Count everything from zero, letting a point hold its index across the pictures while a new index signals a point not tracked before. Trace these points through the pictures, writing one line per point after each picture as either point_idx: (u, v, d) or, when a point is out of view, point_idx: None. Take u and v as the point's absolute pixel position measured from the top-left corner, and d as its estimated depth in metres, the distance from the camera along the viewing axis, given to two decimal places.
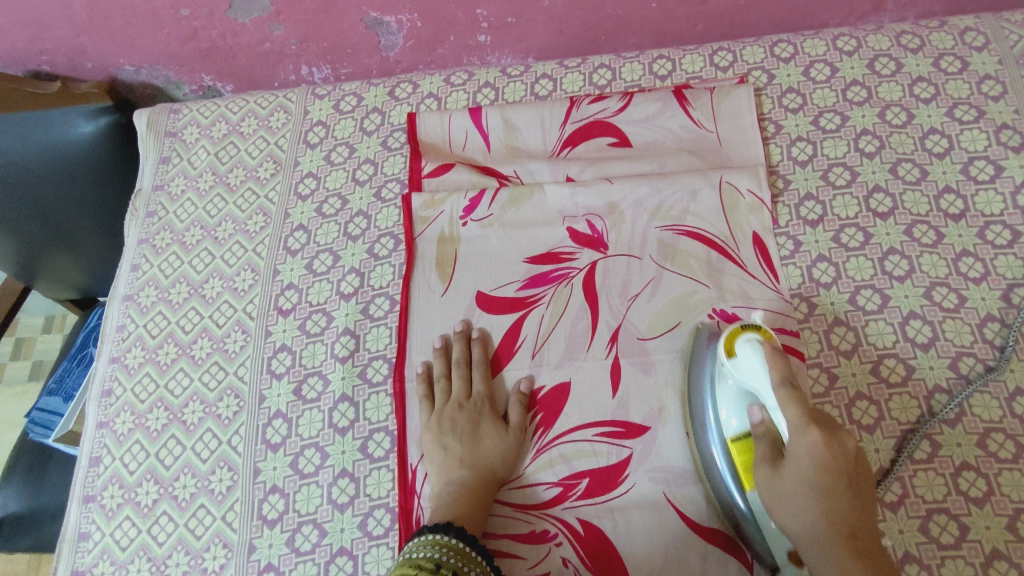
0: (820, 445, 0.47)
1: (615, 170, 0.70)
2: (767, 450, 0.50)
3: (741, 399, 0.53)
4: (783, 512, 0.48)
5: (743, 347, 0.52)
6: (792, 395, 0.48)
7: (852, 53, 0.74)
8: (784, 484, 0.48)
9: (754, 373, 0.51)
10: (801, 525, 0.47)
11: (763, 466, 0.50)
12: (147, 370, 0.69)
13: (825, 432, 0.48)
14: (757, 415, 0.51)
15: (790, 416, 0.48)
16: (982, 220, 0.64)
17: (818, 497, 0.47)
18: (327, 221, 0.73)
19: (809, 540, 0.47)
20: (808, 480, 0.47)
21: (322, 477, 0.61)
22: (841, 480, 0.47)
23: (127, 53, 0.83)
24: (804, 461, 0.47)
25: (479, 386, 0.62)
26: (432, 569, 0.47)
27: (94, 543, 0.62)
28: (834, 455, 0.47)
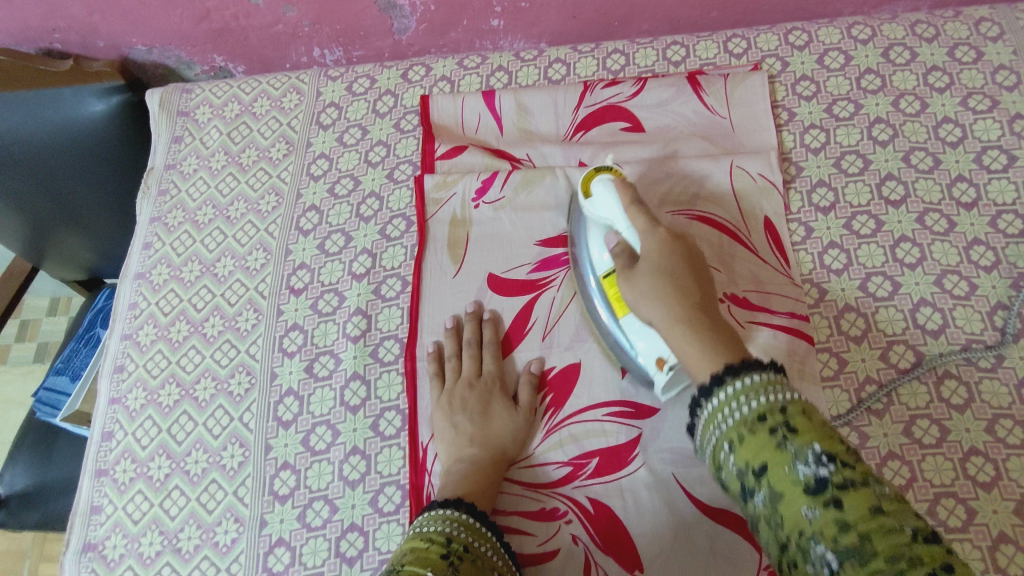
0: (666, 240, 0.53)
1: (627, 155, 0.70)
2: (623, 259, 0.55)
3: (603, 235, 0.59)
4: (636, 281, 0.52)
5: (596, 181, 0.59)
6: (642, 211, 0.55)
7: (867, 41, 0.74)
8: (641, 281, 0.52)
9: (609, 204, 0.57)
10: (652, 281, 0.51)
11: (624, 277, 0.54)
12: (159, 347, 0.70)
13: (669, 233, 0.54)
14: (612, 240, 0.57)
15: (638, 224, 0.55)
16: (995, 208, 0.64)
17: (667, 281, 0.51)
18: (339, 201, 0.73)
19: (659, 284, 0.51)
20: (658, 263, 0.52)
21: (333, 455, 0.61)
22: (685, 274, 0.51)
23: (140, 32, 0.83)
24: (654, 262, 0.52)
25: (490, 366, 0.62)
26: (444, 542, 0.48)
27: (106, 517, 0.63)
28: (679, 250, 0.53)
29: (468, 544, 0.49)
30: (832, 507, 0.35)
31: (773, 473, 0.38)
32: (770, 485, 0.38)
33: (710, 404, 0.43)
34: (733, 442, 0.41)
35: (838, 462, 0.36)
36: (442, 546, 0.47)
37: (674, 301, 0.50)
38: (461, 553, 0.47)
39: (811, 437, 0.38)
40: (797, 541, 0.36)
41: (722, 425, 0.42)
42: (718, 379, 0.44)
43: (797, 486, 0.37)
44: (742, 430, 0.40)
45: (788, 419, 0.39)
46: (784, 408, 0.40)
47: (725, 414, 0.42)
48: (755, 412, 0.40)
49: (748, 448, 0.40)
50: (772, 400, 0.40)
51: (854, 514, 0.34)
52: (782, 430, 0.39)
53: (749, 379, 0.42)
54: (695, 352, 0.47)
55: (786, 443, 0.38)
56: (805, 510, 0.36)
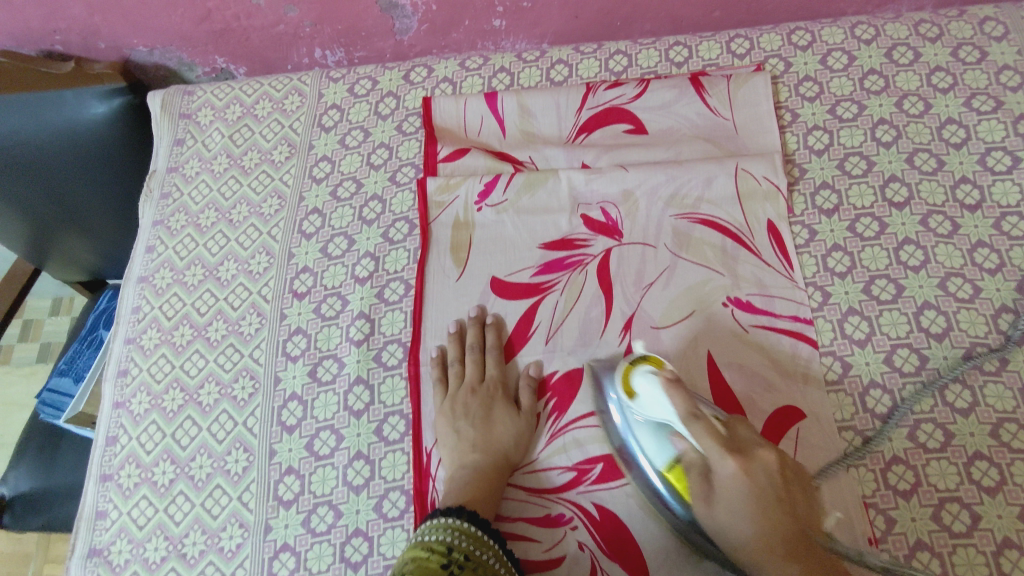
0: (739, 468, 0.48)
1: (630, 157, 0.70)
2: (698, 477, 0.50)
3: (659, 430, 0.53)
4: (721, 524, 0.48)
5: (642, 381, 0.53)
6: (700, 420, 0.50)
7: (870, 42, 0.73)
8: (719, 511, 0.49)
9: (656, 403, 0.52)
10: (752, 528, 0.47)
11: (698, 499, 0.50)
12: (162, 351, 0.70)
13: (744, 455, 0.48)
14: (679, 444, 0.52)
15: (707, 445, 0.49)
16: (999, 210, 0.64)
17: (759, 504, 0.47)
18: (341, 205, 0.73)
19: (753, 550, 0.46)
20: (736, 487, 0.48)
21: (338, 460, 0.61)
22: (769, 495, 0.47)
23: (141, 33, 0.82)
24: (731, 491, 0.48)
25: (492, 371, 0.62)
26: (444, 551, 0.48)
27: (112, 522, 0.63)
28: (757, 474, 0.48)
29: (469, 552, 0.49)
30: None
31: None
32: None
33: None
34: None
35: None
36: (443, 556, 0.48)
37: (767, 521, 0.46)
38: (461, 562, 0.48)
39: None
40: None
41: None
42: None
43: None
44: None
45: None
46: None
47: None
48: None
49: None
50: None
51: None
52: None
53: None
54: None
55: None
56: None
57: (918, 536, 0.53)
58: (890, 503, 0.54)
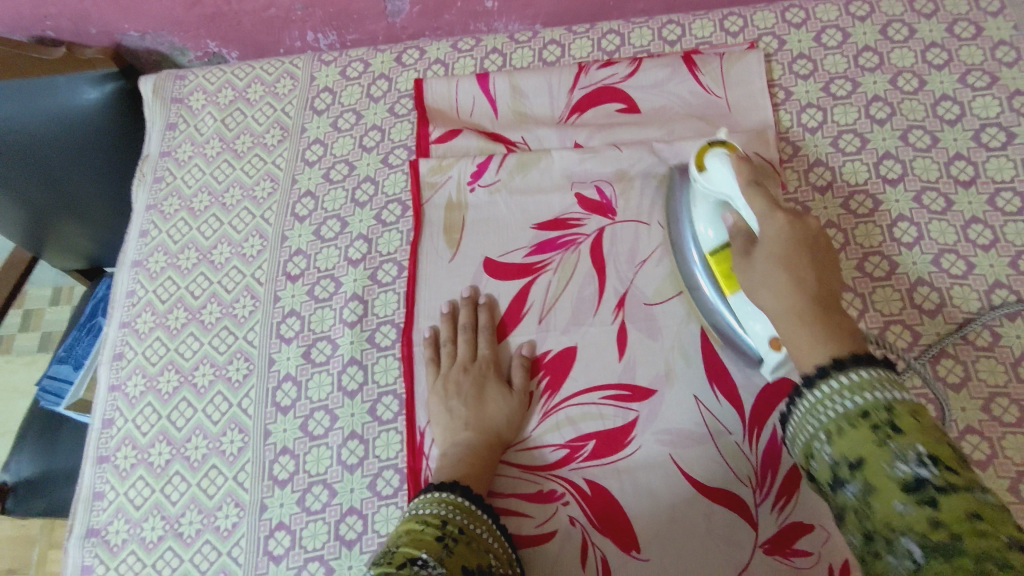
0: (784, 227, 0.48)
1: (622, 136, 0.70)
2: (741, 243, 0.52)
3: (717, 211, 0.56)
4: (756, 279, 0.48)
5: (711, 155, 0.55)
6: (759, 191, 0.50)
7: (865, 18, 0.73)
8: (754, 268, 0.49)
9: (722, 179, 0.53)
10: (774, 300, 0.46)
11: (737, 259, 0.51)
12: (157, 334, 0.70)
13: (790, 216, 0.48)
14: (728, 219, 0.54)
15: (756, 208, 0.50)
16: (993, 186, 0.63)
17: (787, 257, 0.47)
18: (335, 187, 0.73)
19: (780, 287, 0.46)
20: (774, 250, 0.47)
21: (332, 439, 0.62)
22: (805, 252, 0.47)
23: (132, 18, 0.82)
24: (768, 246, 0.48)
25: (485, 350, 0.62)
26: (439, 524, 0.48)
27: (109, 502, 0.64)
28: (800, 235, 0.48)
29: (463, 525, 0.49)
30: (931, 507, 0.34)
31: (871, 469, 0.37)
32: (866, 479, 0.37)
33: (813, 394, 0.41)
34: (830, 434, 0.40)
35: (943, 464, 0.35)
36: (437, 529, 0.48)
37: (792, 295, 0.45)
38: (456, 535, 0.48)
39: (915, 436, 0.36)
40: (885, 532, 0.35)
41: (823, 418, 0.40)
42: (794, 397, 0.43)
43: (896, 485, 0.35)
44: (841, 427, 0.39)
45: (892, 416, 0.37)
46: (892, 406, 0.38)
47: (826, 408, 0.40)
48: (859, 407, 0.39)
49: (846, 444, 0.39)
50: (879, 396, 0.38)
51: (948, 509, 0.34)
52: (887, 429, 0.37)
53: (863, 372, 0.40)
54: (797, 348, 0.44)
55: (887, 441, 0.37)
56: (898, 504, 0.35)
57: None
58: None
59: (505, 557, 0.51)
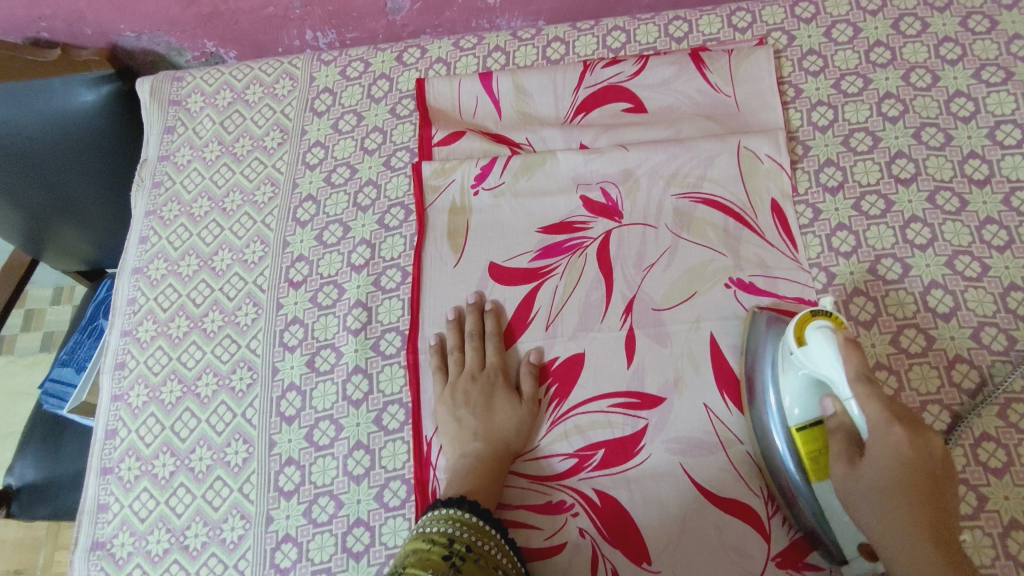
0: (903, 443, 0.44)
1: (629, 137, 0.69)
2: (842, 442, 0.47)
3: (813, 390, 0.50)
4: (862, 486, 0.45)
5: (812, 327, 0.49)
6: (872, 391, 0.45)
7: (876, 13, 0.71)
8: (864, 482, 0.45)
9: (826, 361, 0.47)
10: (892, 508, 0.44)
11: (840, 464, 0.47)
12: (159, 343, 0.69)
13: (908, 428, 0.45)
14: (829, 407, 0.48)
15: (870, 406, 0.45)
16: (1008, 185, 0.62)
17: (905, 498, 0.44)
18: (336, 191, 0.72)
19: (903, 530, 0.43)
20: (890, 463, 0.44)
21: (337, 450, 0.61)
22: (926, 479, 0.44)
23: (127, 18, 0.81)
24: (884, 456, 0.44)
25: (493, 358, 0.61)
26: (445, 543, 0.48)
27: (114, 514, 0.63)
28: (917, 452, 0.44)
29: (470, 543, 0.48)
30: None
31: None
32: None
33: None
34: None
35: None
36: (444, 548, 0.47)
37: (909, 524, 0.43)
38: (463, 554, 0.47)
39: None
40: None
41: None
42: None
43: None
44: None
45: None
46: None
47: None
48: None
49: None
50: None
51: None
52: None
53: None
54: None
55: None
56: None
57: None
58: None
59: (515, 573, 0.50)
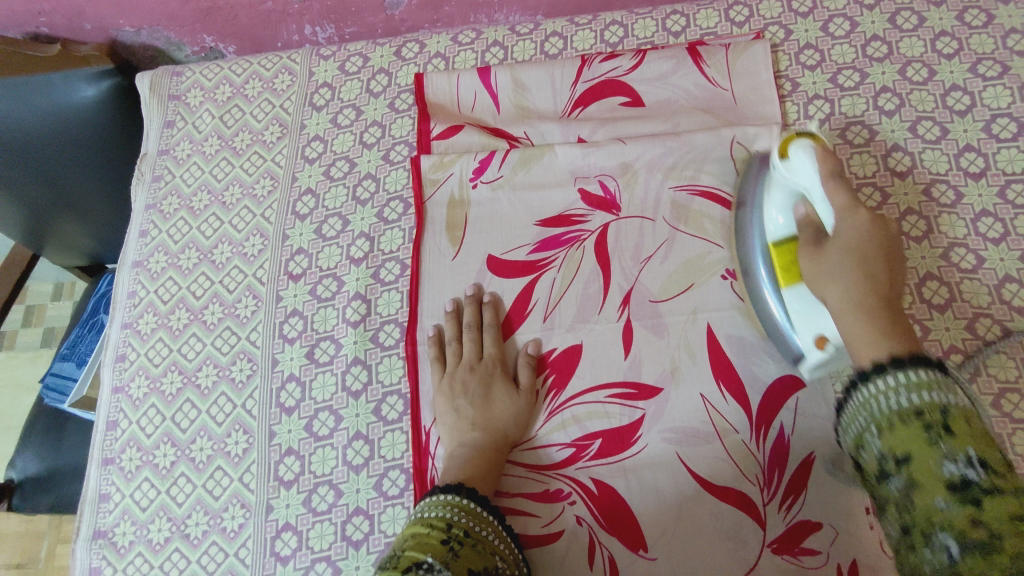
0: (865, 225, 0.49)
1: (627, 131, 0.69)
2: (810, 236, 0.52)
3: (792, 201, 0.54)
4: (828, 264, 0.49)
5: (795, 145, 0.53)
6: (844, 191, 0.50)
7: (873, 7, 0.71)
8: (826, 257, 0.50)
9: (803, 170, 0.52)
10: (847, 276, 0.48)
11: (806, 250, 0.52)
12: (160, 335, 0.70)
13: (870, 214, 0.50)
14: (801, 210, 0.53)
15: (838, 201, 0.50)
16: (1004, 178, 0.62)
17: (861, 264, 0.48)
18: (336, 184, 0.72)
19: (853, 282, 0.47)
20: (851, 244, 0.49)
21: (337, 440, 0.61)
22: (882, 257, 0.48)
23: (127, 14, 0.81)
24: (848, 237, 0.49)
25: (491, 348, 0.62)
26: (444, 527, 0.48)
27: (115, 504, 0.64)
28: (878, 236, 0.49)
29: (468, 528, 0.49)
30: (975, 506, 0.34)
31: (919, 465, 0.37)
32: (911, 475, 0.37)
33: (877, 382, 0.41)
34: (881, 429, 0.40)
35: (992, 468, 0.35)
36: (442, 532, 0.48)
37: (861, 289, 0.47)
38: (461, 538, 0.48)
39: (969, 441, 0.36)
40: (925, 529, 0.36)
41: (875, 412, 0.40)
42: (869, 372, 0.42)
43: (943, 484, 0.36)
44: (893, 422, 0.39)
45: (948, 420, 0.37)
46: (948, 408, 0.37)
47: (879, 398, 0.40)
48: (914, 403, 0.38)
49: (897, 437, 0.39)
50: (934, 397, 0.38)
51: (995, 513, 0.34)
52: (941, 430, 0.37)
53: (910, 371, 0.39)
54: (851, 335, 0.46)
55: (940, 441, 0.37)
56: (942, 503, 0.35)
57: None
58: None
59: (512, 559, 0.50)
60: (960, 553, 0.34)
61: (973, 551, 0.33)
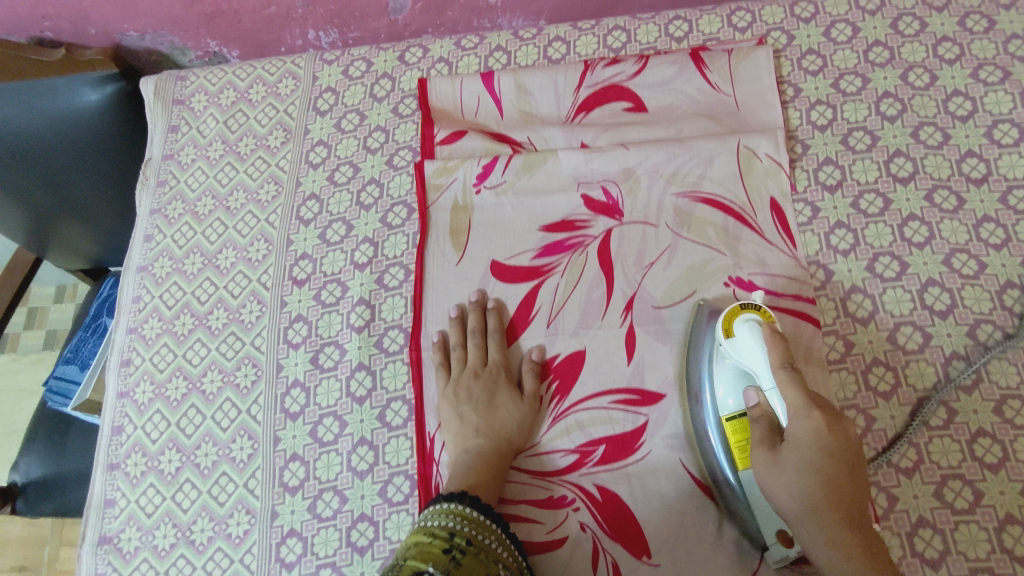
0: (821, 427, 0.46)
1: (630, 136, 0.69)
2: (762, 432, 0.49)
3: (743, 383, 0.53)
4: (783, 475, 0.46)
5: (740, 322, 0.53)
6: (793, 377, 0.48)
7: (875, 12, 0.72)
8: (783, 470, 0.46)
9: (755, 355, 0.51)
10: (806, 478, 0.45)
11: (760, 451, 0.48)
12: (165, 341, 0.70)
13: (827, 414, 0.47)
14: (752, 399, 0.51)
15: (790, 398, 0.48)
16: (1005, 184, 0.63)
17: (816, 468, 0.45)
18: (339, 190, 0.73)
19: (814, 483, 0.45)
20: (807, 450, 0.46)
21: (342, 445, 0.62)
22: (843, 461, 0.46)
23: (131, 18, 0.81)
24: (802, 440, 0.46)
25: (496, 355, 0.62)
26: (446, 536, 0.48)
27: (121, 510, 0.64)
28: (836, 438, 0.46)
29: (470, 537, 0.49)
30: None
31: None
32: None
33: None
34: None
35: None
36: (444, 541, 0.48)
37: (819, 497, 0.45)
38: (463, 547, 0.48)
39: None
40: None
41: None
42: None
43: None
44: None
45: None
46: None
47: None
48: None
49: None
50: None
51: None
52: None
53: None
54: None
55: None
56: None
57: (920, 514, 0.53)
58: (893, 481, 0.54)
59: (515, 566, 0.50)
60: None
61: None
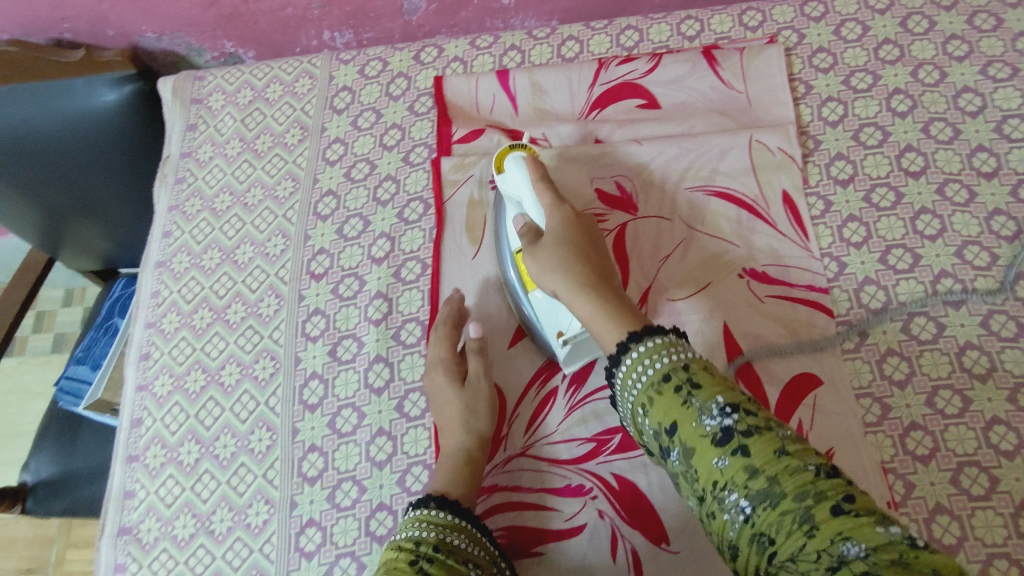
0: (569, 217, 0.58)
1: (644, 133, 0.70)
2: (530, 240, 0.59)
3: (516, 208, 0.62)
4: (546, 255, 0.56)
5: (510, 161, 0.62)
6: (547, 188, 0.60)
7: (884, 11, 0.73)
8: (544, 255, 0.56)
9: (518, 180, 0.61)
10: (566, 253, 0.55)
11: (528, 254, 0.58)
12: (183, 334, 0.70)
13: (575, 211, 0.59)
14: (519, 223, 0.60)
15: (546, 203, 0.59)
16: (1016, 178, 0.63)
17: (571, 251, 0.55)
18: (356, 186, 0.73)
19: (570, 262, 0.55)
20: (561, 239, 0.56)
21: (360, 436, 0.62)
22: (585, 239, 0.57)
23: (149, 19, 0.82)
24: (554, 238, 0.57)
25: (439, 346, 0.63)
26: (412, 547, 0.50)
27: (140, 501, 0.64)
28: (580, 226, 0.58)
29: (437, 542, 0.50)
30: (743, 455, 0.40)
31: (684, 430, 0.43)
32: (683, 442, 0.43)
33: (628, 358, 0.48)
34: (649, 406, 0.46)
35: (741, 411, 0.42)
36: (411, 551, 0.49)
37: (580, 271, 0.54)
38: (430, 554, 0.49)
39: (714, 391, 0.43)
40: (712, 486, 0.41)
41: (636, 390, 0.47)
42: (629, 342, 0.49)
43: (706, 438, 0.42)
44: (655, 393, 0.45)
45: (690, 376, 0.45)
46: (686, 366, 0.45)
47: (636, 379, 0.47)
48: (661, 373, 0.46)
49: (659, 405, 0.45)
50: (668, 363, 0.46)
51: (762, 457, 0.40)
52: (690, 389, 0.44)
53: (648, 344, 0.47)
54: (595, 318, 0.52)
55: (692, 398, 0.43)
56: (719, 462, 0.41)
57: (936, 500, 0.54)
58: (909, 469, 0.55)
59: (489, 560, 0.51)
60: (750, 502, 0.39)
61: (761, 495, 0.38)
